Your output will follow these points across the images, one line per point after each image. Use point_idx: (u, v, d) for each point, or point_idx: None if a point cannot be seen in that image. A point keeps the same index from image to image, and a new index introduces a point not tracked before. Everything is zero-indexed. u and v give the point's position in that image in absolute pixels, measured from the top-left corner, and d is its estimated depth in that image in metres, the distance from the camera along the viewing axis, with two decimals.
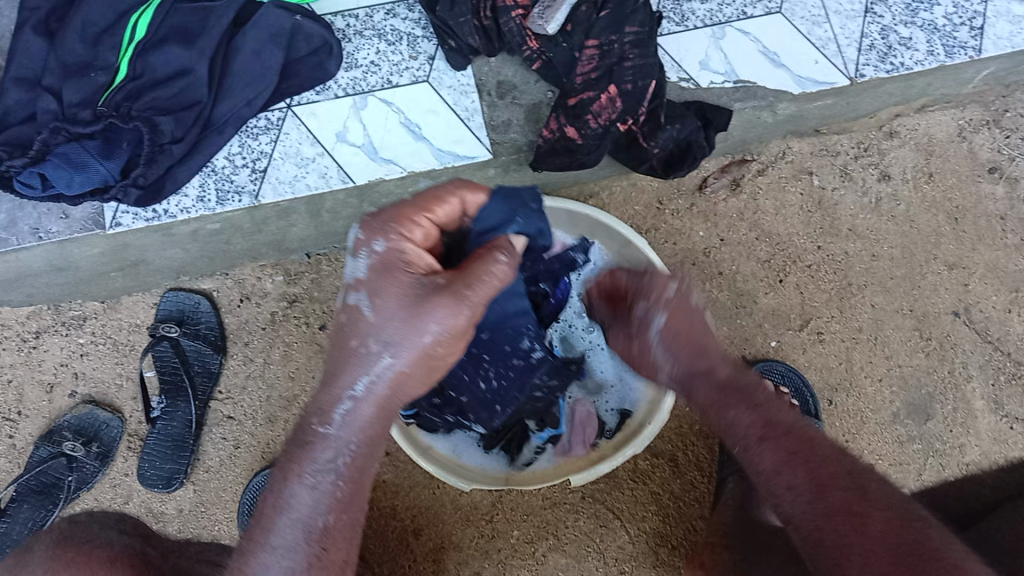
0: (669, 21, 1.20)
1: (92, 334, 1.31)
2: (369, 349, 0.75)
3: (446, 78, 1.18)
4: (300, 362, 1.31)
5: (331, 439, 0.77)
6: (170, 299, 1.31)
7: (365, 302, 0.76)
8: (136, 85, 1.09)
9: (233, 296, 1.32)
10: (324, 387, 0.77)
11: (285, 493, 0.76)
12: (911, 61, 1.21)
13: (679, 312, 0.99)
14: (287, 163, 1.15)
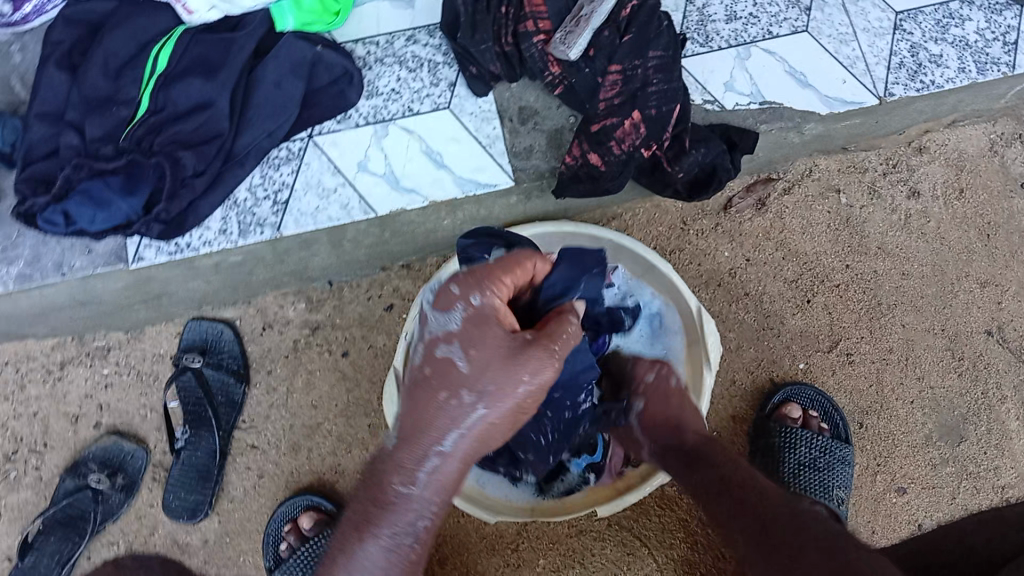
0: (692, 43, 1.18)
1: (116, 364, 1.30)
2: (462, 402, 0.71)
3: (468, 104, 1.17)
4: (322, 391, 1.31)
5: (414, 501, 0.73)
6: (193, 328, 1.30)
7: (459, 355, 0.71)
8: (158, 119, 1.08)
9: (256, 324, 1.31)
10: (405, 443, 0.73)
11: (358, 554, 0.72)
12: (942, 79, 1.19)
13: (657, 393, 1.06)
14: (309, 195, 1.14)
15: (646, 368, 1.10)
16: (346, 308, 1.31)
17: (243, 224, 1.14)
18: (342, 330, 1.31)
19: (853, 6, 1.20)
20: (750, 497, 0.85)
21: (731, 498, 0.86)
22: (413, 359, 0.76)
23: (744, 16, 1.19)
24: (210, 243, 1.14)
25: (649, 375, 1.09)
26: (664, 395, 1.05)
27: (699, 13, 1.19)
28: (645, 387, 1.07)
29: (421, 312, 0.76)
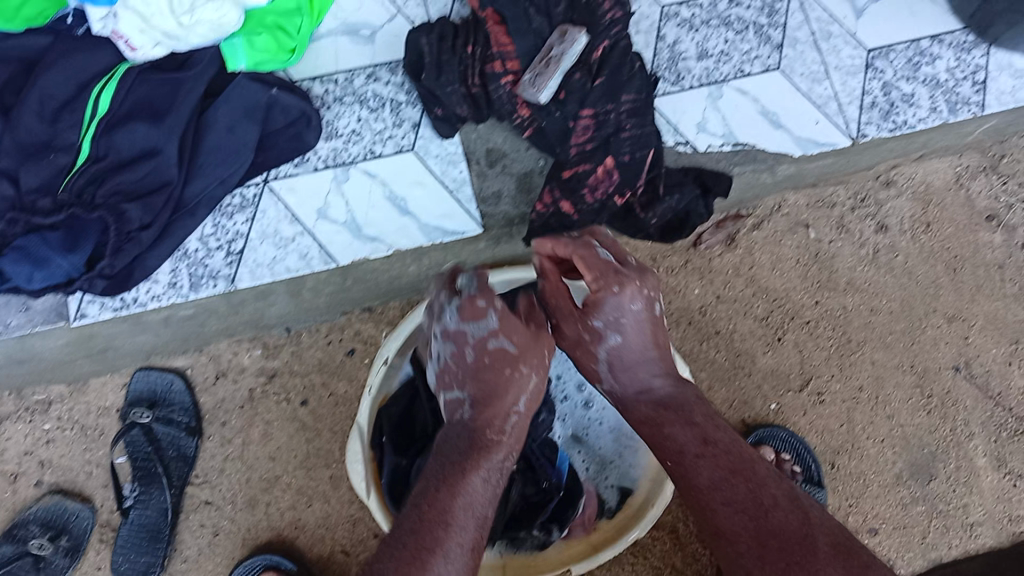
0: (664, 81, 1.15)
1: (58, 420, 1.23)
2: (523, 372, 0.91)
3: (432, 146, 1.12)
4: (281, 442, 1.25)
5: (499, 448, 0.87)
6: (141, 378, 1.23)
7: (509, 341, 0.91)
8: (99, 168, 1.01)
9: (208, 373, 1.25)
10: (482, 410, 0.88)
11: (463, 481, 0.81)
12: (914, 119, 1.17)
13: (638, 325, 0.90)
14: (264, 244, 1.08)
15: (631, 295, 0.89)
16: (304, 354, 1.26)
17: (195, 276, 1.06)
18: (302, 376, 1.25)
19: (826, 42, 1.18)
20: (743, 499, 0.76)
21: (719, 493, 0.77)
22: (453, 364, 0.91)
23: (715, 54, 1.16)
24: (159, 297, 1.06)
25: (627, 304, 0.90)
26: (640, 330, 0.91)
27: (670, 51, 1.16)
28: (624, 321, 0.90)
29: (450, 330, 0.91)
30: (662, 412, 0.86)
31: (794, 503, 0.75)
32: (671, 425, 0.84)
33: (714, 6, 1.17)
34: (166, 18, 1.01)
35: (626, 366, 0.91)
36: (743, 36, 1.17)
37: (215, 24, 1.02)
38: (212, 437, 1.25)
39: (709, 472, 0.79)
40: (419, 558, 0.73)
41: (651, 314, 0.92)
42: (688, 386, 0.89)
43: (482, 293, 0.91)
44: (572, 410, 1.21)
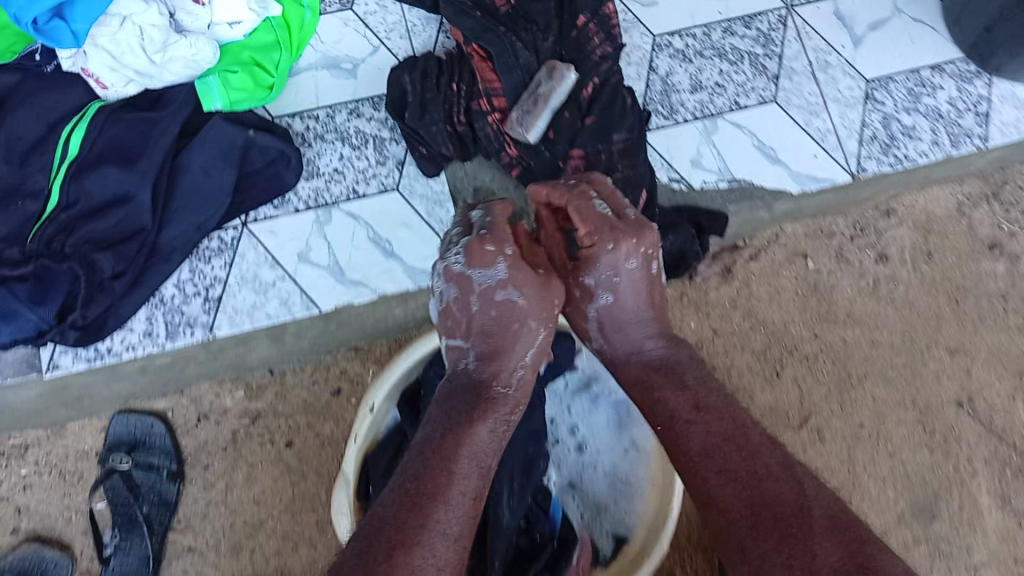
0: (657, 115, 1.11)
1: (36, 464, 1.03)
2: (527, 327, 0.82)
3: (417, 185, 1.08)
4: (266, 485, 1.04)
5: (509, 403, 0.78)
6: (120, 422, 1.03)
7: (516, 294, 0.81)
8: (69, 215, 0.97)
9: (190, 415, 1.05)
10: (488, 360, 0.80)
11: (467, 431, 0.72)
12: (916, 153, 1.14)
13: (633, 285, 0.83)
14: (244, 289, 1.04)
15: (626, 252, 0.82)
16: None
17: (171, 324, 1.04)
18: None
19: (824, 73, 1.14)
20: (735, 469, 0.67)
21: (710, 460, 0.68)
22: (456, 309, 0.84)
23: (709, 86, 1.12)
24: (135, 347, 1.03)
25: (623, 262, 0.82)
26: (634, 289, 0.83)
27: (663, 83, 1.12)
28: (618, 281, 0.82)
29: (455, 273, 0.83)
30: (658, 375, 0.78)
31: (790, 471, 0.66)
32: (661, 389, 0.76)
33: (707, 36, 1.14)
34: (137, 56, 0.98)
35: (616, 327, 0.84)
36: (739, 67, 1.13)
37: (190, 61, 1.00)
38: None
39: (700, 437, 0.71)
40: (421, 504, 0.65)
41: (648, 274, 0.84)
42: (681, 348, 0.81)
43: (494, 238, 0.84)
44: (565, 454, 1.19)
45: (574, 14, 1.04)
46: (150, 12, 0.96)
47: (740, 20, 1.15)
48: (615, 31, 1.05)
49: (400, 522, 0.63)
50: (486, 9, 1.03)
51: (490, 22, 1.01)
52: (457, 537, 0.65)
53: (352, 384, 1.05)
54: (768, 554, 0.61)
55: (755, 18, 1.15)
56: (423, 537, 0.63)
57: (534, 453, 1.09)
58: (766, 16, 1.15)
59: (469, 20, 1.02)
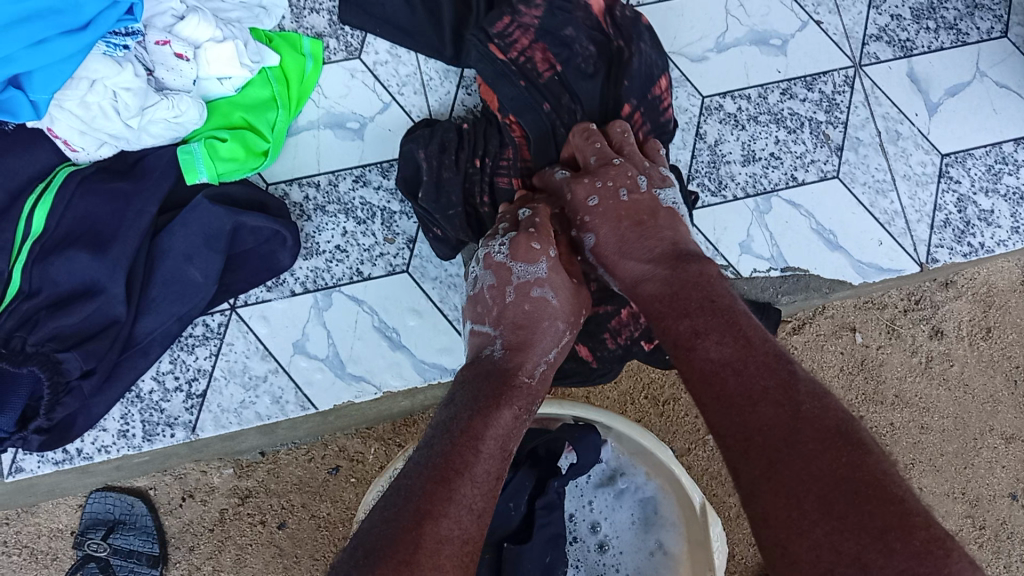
0: (703, 190, 0.98)
1: (3, 543, 1.01)
2: (558, 326, 0.76)
3: (430, 267, 0.96)
4: (256, 569, 1.03)
5: (534, 394, 0.73)
6: (98, 502, 1.02)
7: (553, 294, 0.76)
8: (31, 306, 0.85)
9: (173, 494, 1.03)
10: (516, 351, 0.74)
11: (492, 411, 0.67)
12: (993, 241, 1.00)
13: (626, 212, 0.78)
14: (231, 384, 0.93)
15: (585, 193, 0.80)
16: (282, 473, 1.03)
17: (148, 425, 0.92)
18: (279, 497, 1.03)
19: (893, 145, 1.01)
20: (735, 391, 0.61)
21: (709, 387, 0.63)
22: (490, 298, 0.78)
23: (764, 157, 0.99)
24: (108, 449, 0.92)
25: (602, 198, 0.79)
26: (625, 212, 0.78)
27: (711, 152, 0.98)
28: (591, 217, 0.79)
29: (495, 261, 0.79)
30: (661, 305, 0.71)
31: (790, 390, 0.60)
32: (664, 316, 0.70)
33: (763, 98, 1.00)
34: (111, 120, 0.84)
35: (619, 261, 0.77)
36: (798, 136, 1.00)
37: (172, 122, 0.87)
38: (178, 564, 1.03)
39: (701, 366, 0.64)
40: (448, 475, 0.61)
41: (639, 198, 0.79)
42: (686, 264, 0.72)
43: (536, 235, 0.78)
44: (585, 554, 1.04)
45: (618, 101, 0.89)
46: (125, 73, 0.82)
47: (802, 81, 1.00)
48: (664, 118, 0.90)
49: (428, 494, 0.60)
50: (528, 78, 0.88)
51: (534, 95, 0.87)
52: (482, 514, 0.61)
53: (352, 462, 1.03)
54: (760, 485, 0.56)
55: (818, 78, 1.01)
56: (450, 508, 0.59)
57: (551, 561, 0.90)
58: (831, 76, 1.01)
59: (509, 87, 0.88)
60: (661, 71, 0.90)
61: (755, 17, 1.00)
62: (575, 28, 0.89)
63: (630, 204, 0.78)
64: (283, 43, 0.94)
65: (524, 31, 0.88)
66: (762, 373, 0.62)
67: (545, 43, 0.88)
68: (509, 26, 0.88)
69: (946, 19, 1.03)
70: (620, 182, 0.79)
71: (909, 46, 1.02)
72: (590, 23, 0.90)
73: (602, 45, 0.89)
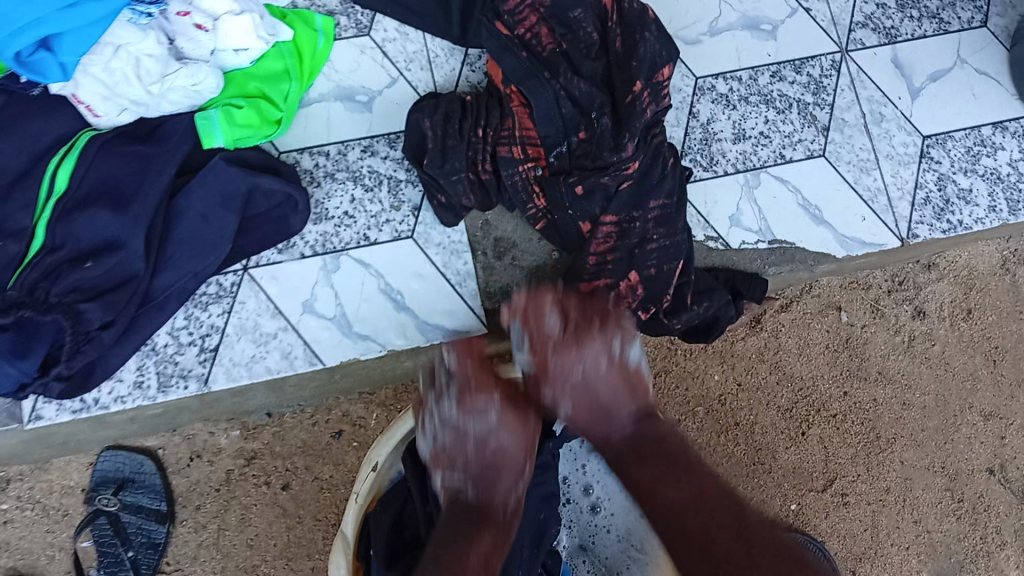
0: (697, 166, 1.03)
1: (18, 499, 1.05)
2: (517, 465, 0.83)
3: (434, 234, 1.01)
4: (259, 528, 1.07)
5: (509, 526, 0.79)
6: (108, 460, 1.06)
7: (506, 440, 0.83)
8: (53, 260, 0.89)
9: (181, 454, 1.07)
10: (485, 487, 0.81)
11: (475, 536, 0.74)
12: (971, 219, 1.05)
13: (611, 386, 0.84)
14: (242, 340, 0.97)
15: (569, 364, 0.83)
16: (286, 436, 1.07)
17: (163, 377, 0.96)
18: (283, 459, 1.07)
19: (877, 126, 1.05)
20: (694, 524, 0.74)
21: (670, 522, 0.76)
22: (449, 448, 0.82)
23: (753, 136, 1.04)
24: (124, 399, 0.96)
25: (587, 373, 0.84)
26: (608, 385, 0.83)
27: (703, 130, 1.03)
28: (573, 385, 0.84)
29: (447, 419, 0.83)
30: (625, 459, 0.82)
31: (738, 516, 0.74)
32: (626, 465, 0.81)
33: (753, 80, 1.05)
34: (132, 85, 0.89)
35: (592, 429, 0.85)
36: (786, 116, 1.05)
37: (190, 90, 0.92)
38: (184, 522, 1.07)
39: (666, 507, 0.76)
40: None
41: (615, 366, 0.84)
42: (643, 421, 0.84)
43: (478, 388, 0.84)
44: (577, 514, 1.09)
45: (628, 81, 0.93)
46: (148, 41, 0.88)
47: (790, 64, 1.06)
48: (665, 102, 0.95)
49: None
50: (532, 49, 0.95)
51: (535, 66, 0.94)
52: None
53: (354, 426, 1.08)
54: None
55: (806, 62, 1.06)
56: None
57: (546, 519, 0.93)
58: (818, 61, 1.06)
59: (512, 58, 0.95)
60: (664, 62, 0.95)
61: (747, 2, 1.06)
62: (582, 10, 0.94)
63: (610, 375, 0.84)
64: (296, 18, 0.99)
65: (534, 9, 0.95)
66: (715, 506, 0.75)
67: (552, 24, 0.95)
68: (519, 5, 0.95)
69: (928, 9, 1.08)
70: (599, 355, 0.84)
71: (893, 33, 1.07)
72: (597, 10, 0.96)
73: (602, 33, 0.96)
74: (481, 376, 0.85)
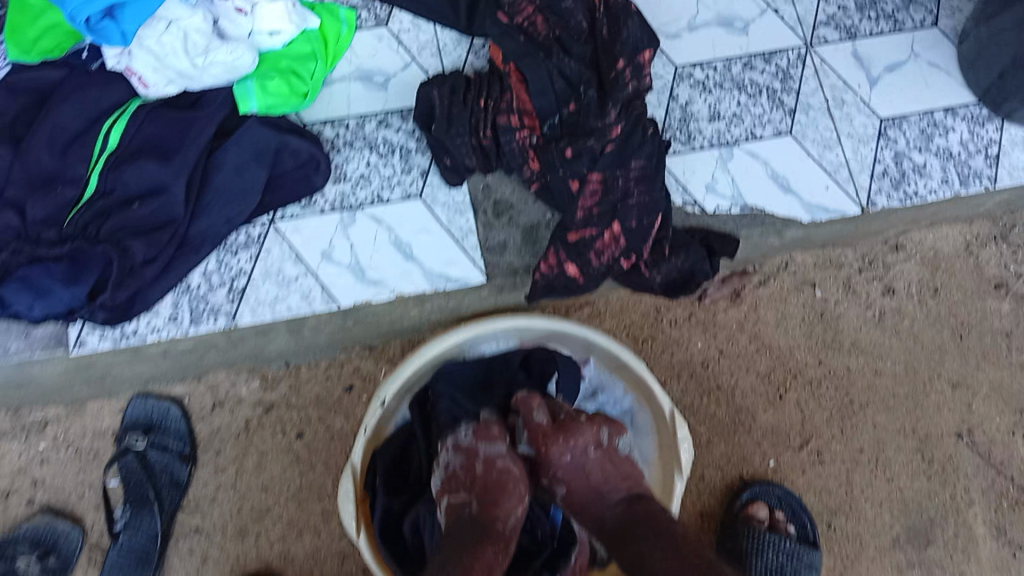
0: (676, 141, 1.15)
1: (53, 440, 1.11)
2: (515, 495, 0.89)
3: (440, 195, 1.14)
4: (274, 474, 1.11)
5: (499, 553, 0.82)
6: (137, 405, 1.11)
7: (512, 466, 0.93)
8: (106, 203, 1.02)
9: (205, 401, 1.12)
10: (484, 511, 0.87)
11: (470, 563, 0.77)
12: (926, 190, 1.16)
13: (601, 469, 0.89)
14: (267, 282, 1.11)
15: (561, 449, 0.90)
16: (302, 389, 1.12)
17: (196, 311, 1.10)
18: (298, 410, 1.11)
19: (839, 110, 1.18)
20: None
21: None
22: (459, 473, 0.93)
23: (727, 116, 1.16)
24: (159, 330, 1.10)
25: (576, 458, 0.90)
26: (597, 466, 0.89)
27: (681, 111, 1.16)
28: (563, 472, 0.90)
29: (462, 448, 0.96)
30: (619, 539, 0.81)
31: None
32: (627, 545, 0.80)
33: (727, 69, 1.18)
34: (180, 57, 1.01)
35: (586, 508, 0.88)
36: (756, 100, 1.17)
37: (229, 65, 1.04)
38: (205, 465, 1.11)
39: None
40: None
41: (602, 452, 0.92)
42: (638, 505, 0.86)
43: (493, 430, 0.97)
44: None
45: (613, 60, 1.06)
46: (196, 17, 1.00)
47: (761, 56, 1.18)
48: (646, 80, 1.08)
49: None
50: (529, 35, 1.09)
51: (531, 48, 1.07)
52: None
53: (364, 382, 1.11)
54: None
55: (774, 55, 1.18)
56: None
57: None
58: (786, 53, 1.19)
59: (511, 42, 1.08)
60: (646, 47, 1.08)
61: (722, 4, 1.19)
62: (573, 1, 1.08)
63: (596, 457, 0.90)
64: (322, 10, 1.12)
65: (530, 3, 1.09)
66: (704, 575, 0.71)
67: (546, 13, 1.09)
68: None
69: (885, 10, 1.22)
70: (588, 440, 0.91)
71: (853, 30, 1.20)
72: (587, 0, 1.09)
73: (591, 20, 1.09)
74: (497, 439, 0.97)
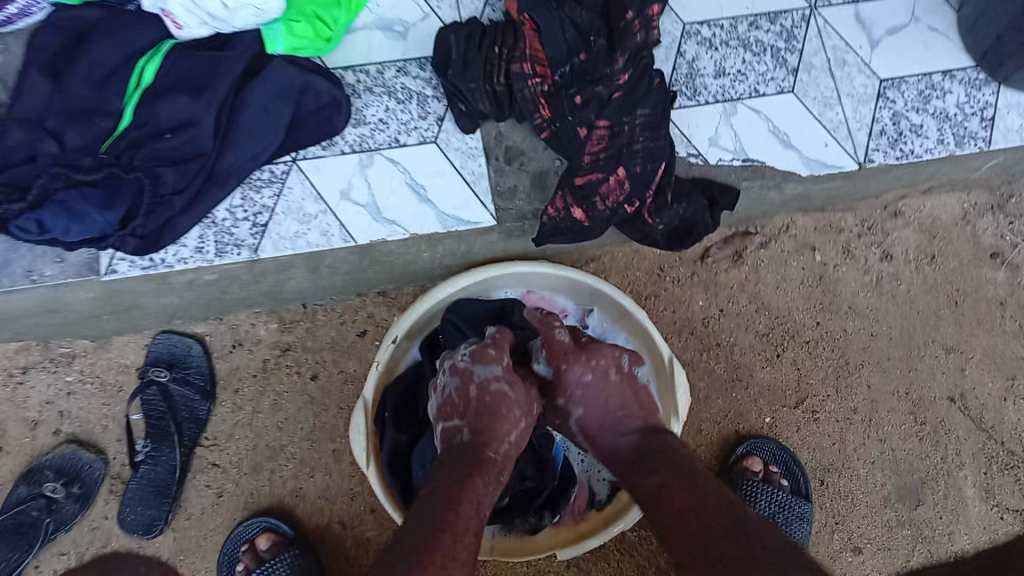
0: (682, 95, 1.19)
1: (81, 372, 1.24)
2: (510, 414, 0.93)
3: (455, 139, 1.19)
4: (289, 413, 1.26)
5: (500, 467, 0.88)
6: (161, 342, 1.24)
7: (508, 388, 0.95)
8: (139, 134, 1.09)
9: (225, 341, 1.26)
10: (482, 431, 0.90)
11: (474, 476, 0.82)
12: (921, 149, 1.23)
13: (618, 393, 0.96)
14: (289, 219, 1.15)
15: (580, 369, 0.97)
16: (318, 332, 1.27)
17: (221, 243, 1.14)
18: (313, 353, 1.26)
19: (840, 70, 1.22)
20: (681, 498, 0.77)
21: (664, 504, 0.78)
22: (455, 396, 0.96)
23: (732, 73, 1.20)
24: (186, 260, 1.13)
25: (594, 379, 0.97)
26: (617, 391, 0.96)
27: (689, 66, 1.20)
28: (578, 392, 0.97)
29: (460, 369, 0.99)
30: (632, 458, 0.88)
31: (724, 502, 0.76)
32: (637, 464, 0.86)
33: (734, 28, 1.21)
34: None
35: (601, 431, 0.95)
36: (761, 58, 1.21)
37: (257, 9, 1.08)
38: (224, 402, 1.26)
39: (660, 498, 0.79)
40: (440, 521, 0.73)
41: (623, 377, 0.97)
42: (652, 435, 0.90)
43: (494, 347, 1.00)
44: None
45: (622, 9, 1.10)
46: None
47: (767, 16, 1.22)
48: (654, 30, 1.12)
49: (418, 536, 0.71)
50: None
51: None
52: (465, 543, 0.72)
53: None
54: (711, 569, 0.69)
55: (780, 15, 1.22)
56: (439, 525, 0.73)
57: None
58: (791, 14, 1.22)
59: None
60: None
61: None
62: None
63: (618, 380, 0.97)
64: None
65: None
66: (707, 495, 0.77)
67: None
68: None
69: None
70: (608, 363, 0.98)
71: None
72: None
73: None
74: (498, 354, 0.99)
